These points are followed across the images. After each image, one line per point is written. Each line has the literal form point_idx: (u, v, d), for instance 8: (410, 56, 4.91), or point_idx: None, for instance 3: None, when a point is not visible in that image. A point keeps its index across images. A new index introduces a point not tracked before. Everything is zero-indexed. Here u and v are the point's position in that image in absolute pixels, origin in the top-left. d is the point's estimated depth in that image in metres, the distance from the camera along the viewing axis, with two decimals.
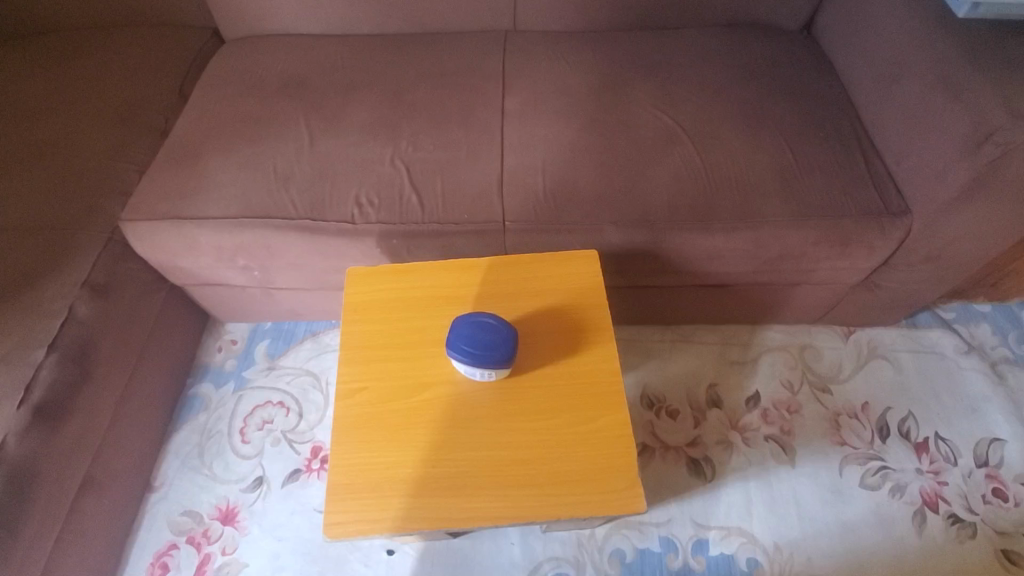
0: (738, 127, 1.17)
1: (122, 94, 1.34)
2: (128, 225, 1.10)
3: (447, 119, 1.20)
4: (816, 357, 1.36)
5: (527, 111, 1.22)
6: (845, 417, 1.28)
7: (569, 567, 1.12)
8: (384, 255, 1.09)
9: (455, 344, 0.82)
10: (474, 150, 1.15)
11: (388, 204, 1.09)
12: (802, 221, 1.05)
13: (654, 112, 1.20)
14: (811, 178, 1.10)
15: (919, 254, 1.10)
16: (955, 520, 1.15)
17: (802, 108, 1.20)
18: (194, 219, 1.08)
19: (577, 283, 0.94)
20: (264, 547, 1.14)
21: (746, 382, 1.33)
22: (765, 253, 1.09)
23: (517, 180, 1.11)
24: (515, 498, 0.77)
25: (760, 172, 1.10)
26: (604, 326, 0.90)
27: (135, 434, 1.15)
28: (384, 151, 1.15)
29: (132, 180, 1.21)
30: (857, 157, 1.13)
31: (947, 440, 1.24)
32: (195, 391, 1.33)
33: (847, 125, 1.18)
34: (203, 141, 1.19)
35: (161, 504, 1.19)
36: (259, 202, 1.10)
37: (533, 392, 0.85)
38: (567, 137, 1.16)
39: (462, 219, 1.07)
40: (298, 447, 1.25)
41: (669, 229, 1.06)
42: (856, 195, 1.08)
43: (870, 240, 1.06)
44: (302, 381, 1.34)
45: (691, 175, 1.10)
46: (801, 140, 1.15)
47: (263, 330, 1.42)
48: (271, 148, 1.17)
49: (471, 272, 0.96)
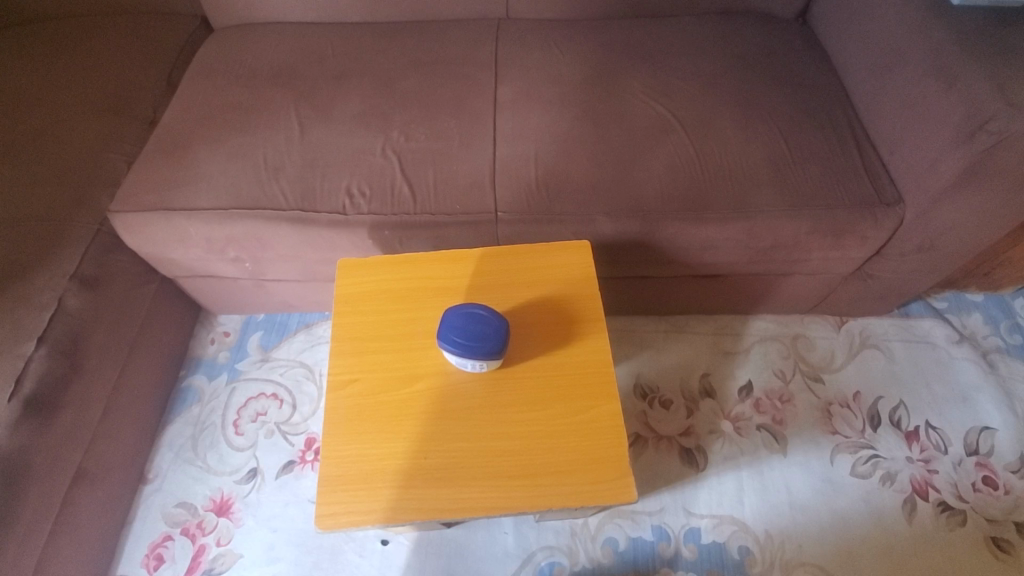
0: (732, 117, 1.16)
1: (109, 85, 1.32)
2: (117, 216, 1.08)
3: (439, 109, 1.19)
4: (809, 347, 1.37)
5: (519, 100, 1.21)
6: (838, 406, 1.29)
7: (563, 556, 1.13)
8: (376, 246, 1.09)
9: (446, 335, 0.82)
10: (467, 140, 1.14)
11: (380, 195, 1.08)
12: (795, 211, 1.06)
13: (648, 102, 1.19)
14: (806, 169, 1.09)
15: (912, 243, 1.11)
16: (945, 508, 1.16)
17: (797, 97, 1.20)
18: (184, 210, 1.07)
19: (570, 274, 0.94)
20: (260, 538, 1.15)
21: (738, 372, 1.34)
22: (759, 243, 1.09)
23: (509, 171, 1.10)
24: (506, 490, 0.77)
25: (754, 161, 1.10)
26: (597, 317, 0.90)
27: (128, 428, 1.15)
28: (375, 141, 1.14)
29: (121, 170, 1.20)
30: (850, 146, 1.12)
31: (937, 429, 1.25)
32: (188, 383, 1.33)
33: (841, 114, 1.18)
34: (191, 132, 1.18)
35: (155, 496, 1.19)
36: (249, 193, 1.08)
37: (524, 383, 0.85)
38: (559, 127, 1.15)
39: (455, 210, 1.07)
40: (291, 438, 1.25)
41: (662, 220, 1.06)
42: (848, 185, 1.08)
43: (863, 230, 1.07)
44: (296, 372, 1.34)
45: (685, 165, 1.10)
46: (795, 129, 1.14)
47: (255, 321, 1.41)
48: (260, 138, 1.16)
49: (463, 264, 0.96)
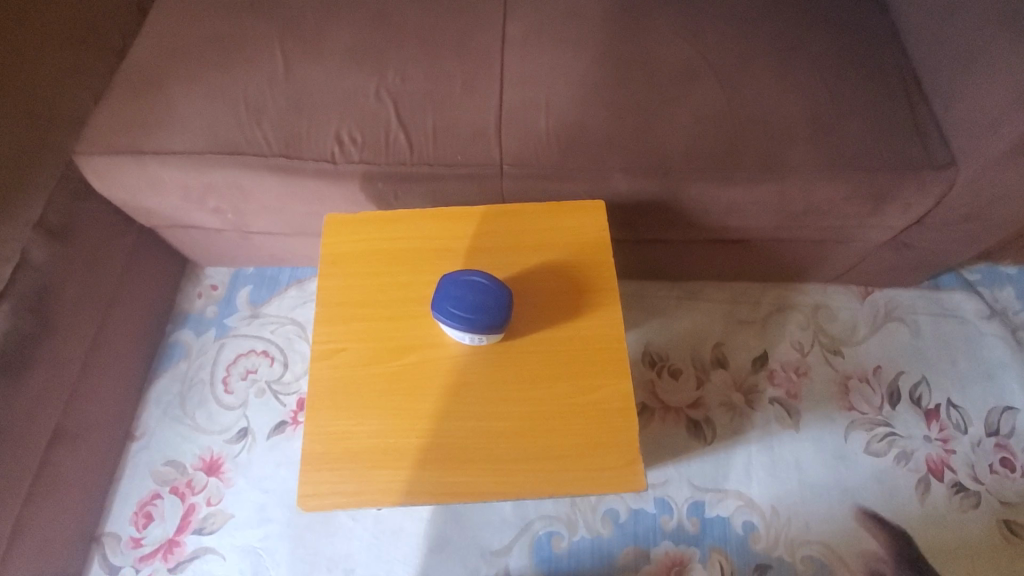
0: (770, 62, 1.03)
1: (72, 8, 1.18)
2: (84, 158, 0.99)
3: (441, 46, 1.06)
4: (830, 318, 1.29)
5: (531, 37, 1.07)
6: (856, 381, 1.22)
7: (562, 526, 1.10)
8: (368, 200, 1.00)
9: (442, 306, 0.74)
10: (470, 82, 1.02)
11: (373, 141, 0.98)
12: (833, 172, 0.95)
13: (676, 43, 1.05)
14: (849, 125, 0.97)
15: (957, 212, 1.01)
16: (959, 489, 1.12)
17: (844, 42, 1.06)
18: (157, 154, 0.98)
19: (582, 237, 0.85)
20: (251, 498, 1.12)
21: (754, 343, 1.26)
22: (789, 206, 0.99)
23: (517, 119, 0.99)
24: (504, 475, 0.71)
25: (791, 114, 0.98)
26: (610, 287, 0.81)
27: (111, 385, 1.10)
28: (368, 81, 1.02)
29: (87, 107, 1.09)
30: (901, 100, 1.00)
31: (958, 407, 1.19)
32: (174, 338, 1.27)
33: (892, 62, 1.04)
34: (164, 65, 1.05)
35: (143, 454, 1.16)
36: (229, 137, 0.98)
37: (527, 358, 0.77)
38: (575, 69, 1.03)
39: (455, 161, 0.97)
40: (282, 397, 1.20)
41: (684, 179, 0.96)
42: (895, 145, 0.96)
43: (905, 196, 0.97)
44: (287, 330, 1.27)
45: (714, 117, 0.98)
46: (840, 78, 1.01)
47: (245, 274, 1.33)
48: (240, 74, 1.04)
49: (463, 223, 0.86)
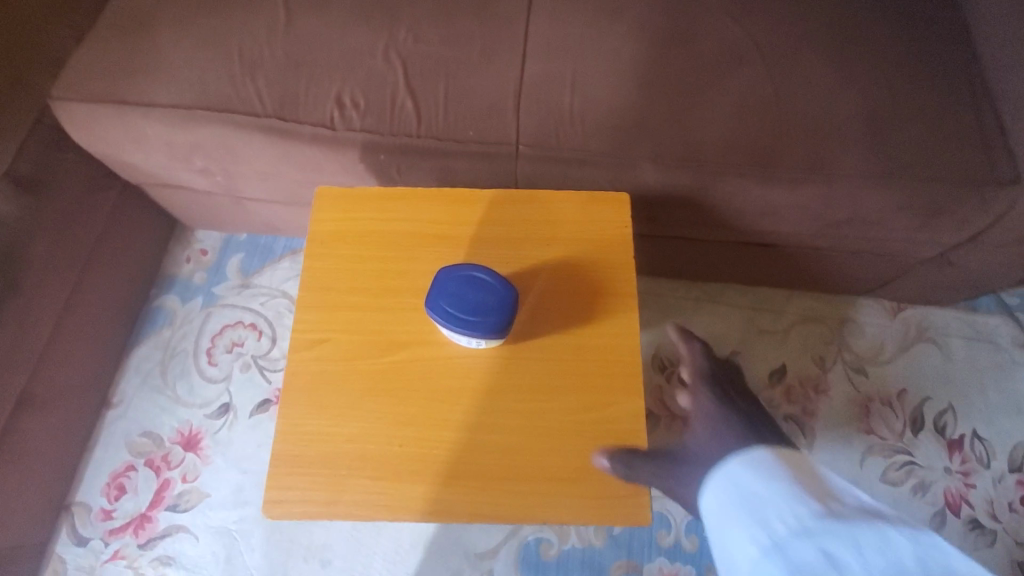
0: (826, 50, 0.92)
1: None
2: (61, 105, 0.90)
3: (460, 5, 0.96)
4: (858, 335, 1.20)
5: (560, 2, 0.96)
6: (878, 405, 1.14)
7: (553, 534, 1.03)
8: (369, 173, 0.91)
9: (438, 302, 0.67)
10: (489, 49, 0.92)
11: (377, 108, 0.88)
12: (885, 179, 0.85)
13: (722, 20, 0.94)
14: (907, 127, 0.87)
15: (1016, 233, 0.91)
16: (975, 526, 1.05)
17: (910, 32, 0.94)
18: (140, 106, 0.89)
19: (601, 234, 0.76)
20: (228, 478, 1.06)
21: (772, 355, 1.18)
22: (830, 213, 0.89)
23: (537, 94, 0.89)
24: (496, 494, 0.64)
25: (844, 111, 0.88)
26: (628, 292, 0.73)
27: (87, 350, 1.04)
28: (377, 40, 0.93)
29: (67, 47, 1.00)
30: (969, 103, 0.89)
31: (983, 439, 1.11)
32: (159, 303, 1.20)
33: (963, 59, 0.93)
34: (154, 7, 0.96)
35: (119, 423, 1.10)
36: (219, 92, 0.89)
37: (530, 365, 0.69)
38: (607, 43, 0.92)
39: (467, 136, 0.87)
40: (267, 374, 1.14)
41: (717, 174, 0.86)
42: (957, 153, 0.86)
43: (961, 212, 0.87)
44: (278, 303, 1.19)
45: (757, 107, 0.88)
46: (903, 74, 0.91)
47: (237, 241, 1.25)
48: (237, 22, 0.94)
49: (469, 207, 0.77)
